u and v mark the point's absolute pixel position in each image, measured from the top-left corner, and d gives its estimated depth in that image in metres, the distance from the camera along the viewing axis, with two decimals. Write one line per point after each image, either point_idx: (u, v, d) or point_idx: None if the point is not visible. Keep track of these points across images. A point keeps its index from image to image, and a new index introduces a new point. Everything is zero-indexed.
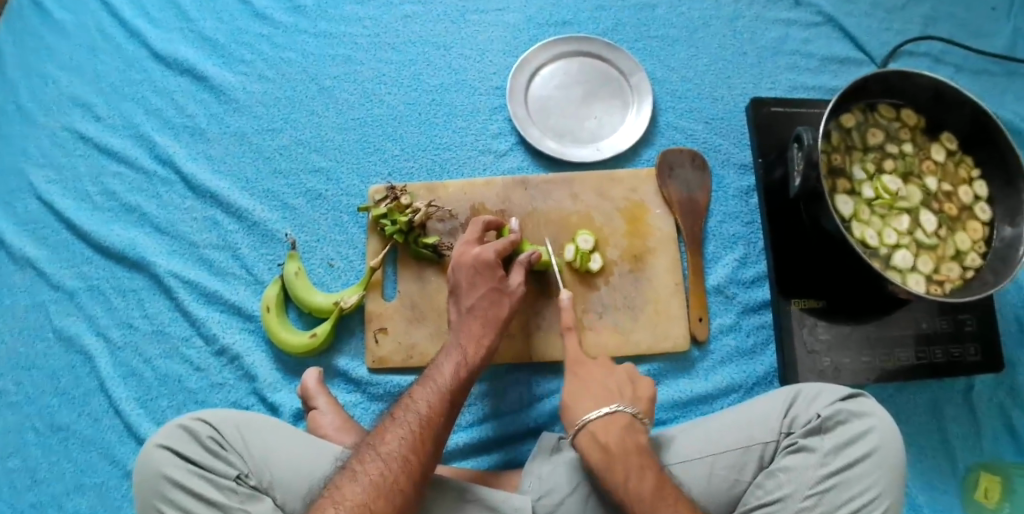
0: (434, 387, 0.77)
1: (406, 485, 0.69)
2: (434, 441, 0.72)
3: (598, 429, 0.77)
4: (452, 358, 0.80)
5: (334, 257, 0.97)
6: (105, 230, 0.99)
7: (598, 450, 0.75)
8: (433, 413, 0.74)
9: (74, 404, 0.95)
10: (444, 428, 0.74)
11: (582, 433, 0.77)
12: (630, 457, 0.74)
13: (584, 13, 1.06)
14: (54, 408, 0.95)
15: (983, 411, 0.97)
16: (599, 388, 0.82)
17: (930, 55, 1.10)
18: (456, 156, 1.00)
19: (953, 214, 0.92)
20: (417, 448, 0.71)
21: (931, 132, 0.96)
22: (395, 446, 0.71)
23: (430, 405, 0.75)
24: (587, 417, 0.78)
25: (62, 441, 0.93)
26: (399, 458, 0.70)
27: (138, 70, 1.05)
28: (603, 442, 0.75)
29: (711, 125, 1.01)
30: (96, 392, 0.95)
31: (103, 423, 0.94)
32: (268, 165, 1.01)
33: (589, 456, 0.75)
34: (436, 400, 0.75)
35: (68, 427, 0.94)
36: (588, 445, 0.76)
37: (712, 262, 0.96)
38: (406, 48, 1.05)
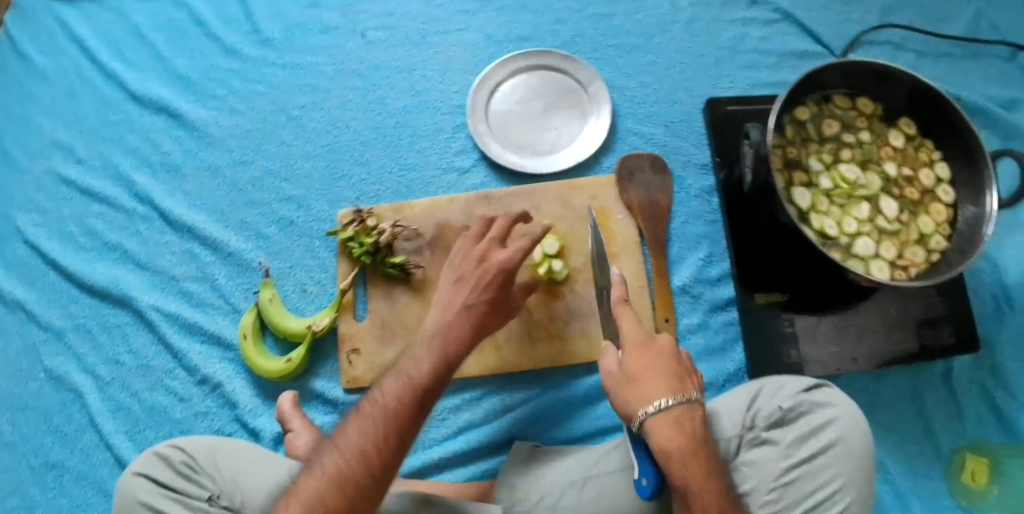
0: (401, 380, 0.72)
1: (366, 482, 0.67)
2: (396, 437, 0.69)
3: (677, 418, 0.73)
4: (429, 349, 0.74)
5: (308, 282, 1.00)
6: (90, 269, 1.02)
7: (677, 438, 0.72)
8: (396, 408, 0.70)
9: (67, 441, 0.98)
10: (408, 424, 0.70)
11: (661, 418, 0.73)
12: (702, 450, 0.72)
13: (543, 27, 1.07)
14: (48, 446, 0.98)
15: (964, 393, 0.97)
16: (652, 374, 0.76)
17: (891, 43, 1.09)
18: (422, 176, 1.02)
19: (914, 198, 0.92)
20: (378, 446, 0.68)
21: (889, 118, 0.96)
22: (356, 443, 0.69)
23: (393, 399, 0.70)
24: (661, 405, 0.73)
25: (57, 478, 0.97)
26: (356, 454, 0.68)
27: (116, 112, 1.08)
28: (683, 432, 0.73)
29: (671, 128, 1.02)
30: (87, 428, 0.98)
31: (95, 457, 0.97)
32: (242, 196, 1.04)
33: (667, 442, 0.72)
34: (401, 394, 0.71)
35: (62, 463, 0.97)
36: (665, 432, 0.72)
37: (677, 263, 0.98)
38: (370, 73, 1.07)
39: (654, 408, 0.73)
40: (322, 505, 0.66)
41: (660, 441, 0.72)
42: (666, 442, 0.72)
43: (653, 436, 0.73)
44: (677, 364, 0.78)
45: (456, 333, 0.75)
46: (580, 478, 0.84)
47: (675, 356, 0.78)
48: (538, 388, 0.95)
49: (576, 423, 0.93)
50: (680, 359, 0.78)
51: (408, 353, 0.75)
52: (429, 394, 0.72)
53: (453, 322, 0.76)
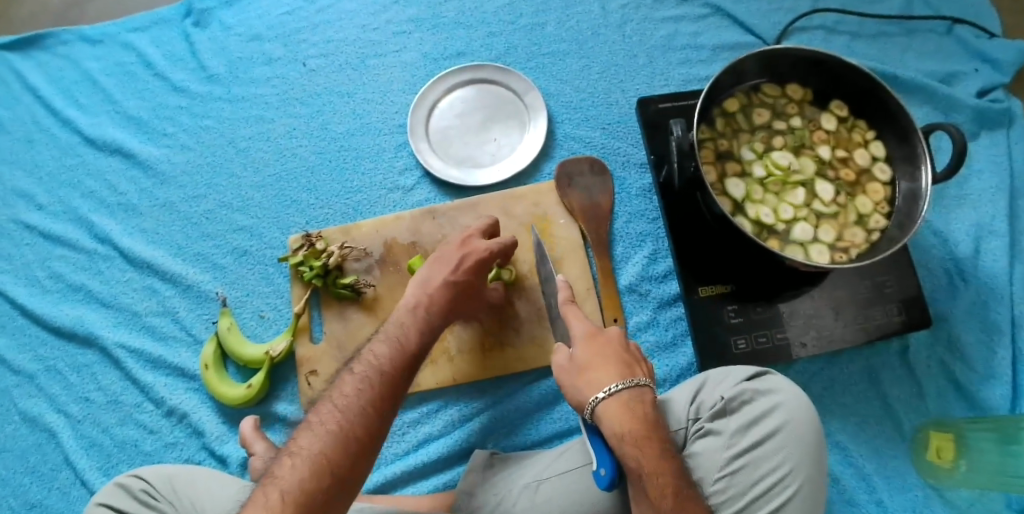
0: (374, 364, 0.73)
1: (365, 433, 0.67)
2: (373, 416, 0.69)
3: (630, 402, 0.71)
4: (413, 318, 0.80)
5: (264, 309, 1.02)
6: (57, 311, 1.06)
7: (629, 422, 0.70)
8: (372, 389, 0.70)
9: (44, 480, 1.01)
10: (385, 403, 0.70)
11: (612, 402, 0.71)
12: (656, 433, 0.70)
13: (476, 41, 1.10)
14: (27, 486, 1.01)
15: (923, 370, 0.95)
16: (602, 360, 0.75)
17: (824, 27, 1.11)
18: (368, 197, 1.04)
19: (850, 179, 0.92)
20: (375, 397, 0.70)
21: (819, 103, 0.96)
22: (353, 396, 0.69)
23: (367, 381, 0.71)
24: (611, 390, 0.72)
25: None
26: (334, 433, 0.66)
27: (72, 156, 1.12)
28: (636, 415, 0.70)
29: (608, 130, 1.05)
30: (62, 465, 1.01)
31: (72, 494, 1.00)
32: (196, 229, 1.07)
33: (619, 425, 0.69)
34: (374, 376, 0.72)
35: (41, 502, 1.00)
36: (617, 416, 0.70)
37: (623, 262, 0.99)
38: (313, 100, 1.10)
39: (604, 393, 0.72)
40: (321, 456, 0.65)
41: (613, 425, 0.70)
42: (618, 425, 0.70)
43: (605, 421, 0.71)
44: (627, 353, 0.77)
45: (436, 305, 0.82)
46: (534, 480, 0.83)
47: (624, 345, 0.77)
48: (492, 396, 0.95)
49: (534, 428, 0.94)
50: (628, 348, 0.77)
51: (373, 341, 0.77)
52: (401, 376, 0.73)
53: (434, 293, 0.83)
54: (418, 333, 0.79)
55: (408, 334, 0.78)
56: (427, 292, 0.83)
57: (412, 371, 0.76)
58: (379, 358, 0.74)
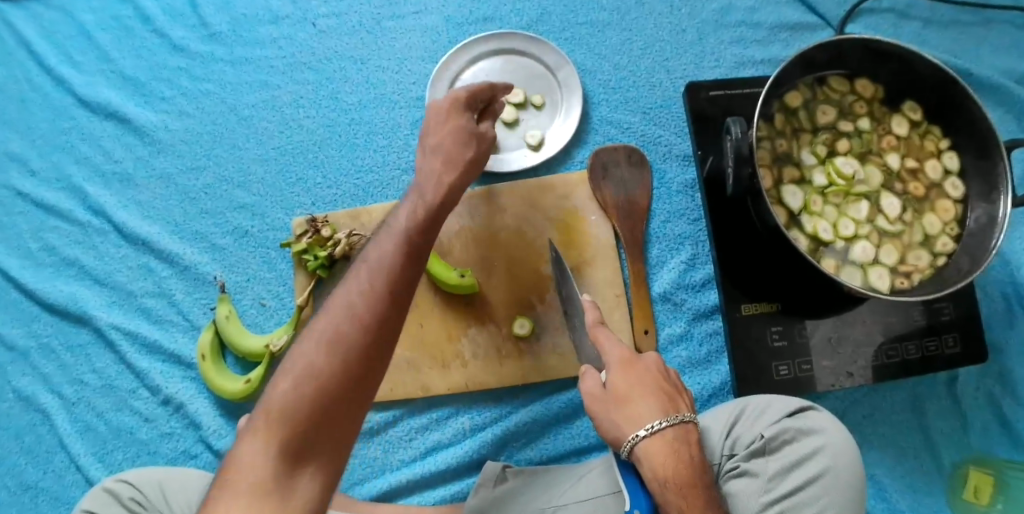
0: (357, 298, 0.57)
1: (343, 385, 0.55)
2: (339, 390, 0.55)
3: (673, 442, 0.66)
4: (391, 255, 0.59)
5: (266, 296, 0.95)
6: (49, 286, 0.98)
7: (673, 466, 0.65)
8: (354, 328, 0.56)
9: (40, 461, 0.95)
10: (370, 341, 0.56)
11: (655, 442, 0.65)
12: (699, 479, 0.65)
13: (506, 6, 0.98)
14: (22, 467, 0.95)
15: (969, 403, 0.89)
16: (640, 393, 0.68)
17: (894, 10, 0.97)
18: (380, 178, 0.95)
19: (918, 194, 0.83)
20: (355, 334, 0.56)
21: (892, 103, 0.86)
22: (327, 333, 0.56)
23: (327, 342, 0.56)
24: (653, 428, 0.65)
25: (34, 497, 0.94)
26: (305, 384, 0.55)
27: (66, 119, 1.03)
28: (679, 458, 0.65)
29: (649, 116, 0.94)
30: (58, 448, 0.95)
31: (67, 479, 0.94)
32: (194, 205, 0.99)
33: (663, 470, 0.64)
34: (336, 333, 0.56)
35: (38, 483, 0.94)
36: (659, 459, 0.65)
37: (658, 267, 0.90)
38: (322, 66, 0.99)
39: (645, 431, 0.65)
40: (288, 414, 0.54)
41: (654, 469, 0.64)
42: (660, 471, 0.64)
43: (644, 464, 0.65)
44: (663, 380, 0.70)
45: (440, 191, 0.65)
46: (549, 505, 0.78)
47: (659, 374, 0.70)
48: (508, 405, 0.89)
49: (550, 441, 0.87)
50: (663, 375, 0.71)
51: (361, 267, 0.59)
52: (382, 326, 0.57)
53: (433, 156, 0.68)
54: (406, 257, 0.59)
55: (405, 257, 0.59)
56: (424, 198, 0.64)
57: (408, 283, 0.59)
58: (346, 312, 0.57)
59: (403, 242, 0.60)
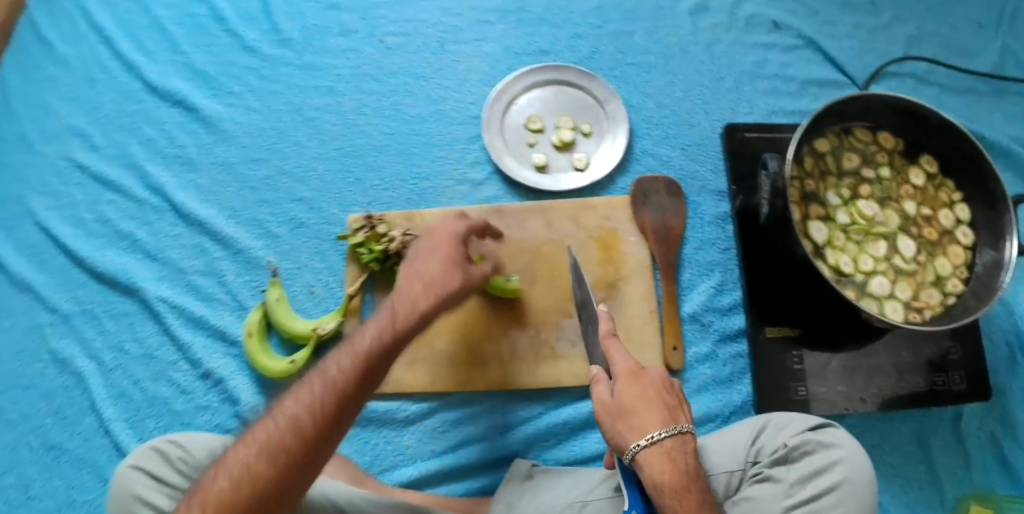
0: (332, 371, 0.66)
1: (285, 458, 0.61)
2: (296, 454, 0.61)
3: (674, 452, 0.69)
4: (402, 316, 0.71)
5: (315, 284, 1.00)
6: (99, 255, 1.04)
7: (672, 473, 0.68)
8: (321, 398, 0.64)
9: (66, 423, 0.98)
10: (323, 425, 0.63)
11: (657, 451, 0.69)
12: (694, 491, 0.68)
13: (561, 42, 1.07)
14: (47, 427, 0.98)
15: (972, 440, 0.94)
16: (639, 404, 0.71)
17: (914, 76, 1.06)
18: (435, 186, 1.02)
19: (931, 238, 0.91)
20: (318, 410, 0.63)
21: (909, 156, 0.94)
22: (292, 409, 0.63)
23: (257, 458, 0.61)
24: (654, 437, 0.69)
25: (55, 459, 0.97)
26: (262, 452, 0.61)
27: (133, 102, 1.11)
28: (679, 468, 0.69)
29: (688, 151, 1.02)
30: (88, 411, 0.99)
31: (93, 442, 0.98)
32: (253, 195, 1.05)
33: (663, 475, 0.68)
34: (266, 447, 0.61)
35: (61, 445, 0.98)
36: (660, 466, 0.68)
37: (689, 289, 0.97)
38: (388, 79, 1.08)
39: (646, 441, 0.69)
40: (237, 482, 0.60)
41: (655, 475, 0.68)
42: (658, 478, 0.67)
43: (645, 470, 0.68)
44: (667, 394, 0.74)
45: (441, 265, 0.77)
46: (578, 500, 0.81)
47: (659, 388, 0.74)
48: (542, 406, 0.94)
49: (579, 444, 0.92)
50: (668, 388, 0.74)
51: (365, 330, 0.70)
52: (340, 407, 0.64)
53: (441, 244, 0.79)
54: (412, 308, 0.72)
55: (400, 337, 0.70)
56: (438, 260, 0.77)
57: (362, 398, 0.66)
58: (312, 393, 0.64)
59: (380, 337, 0.68)
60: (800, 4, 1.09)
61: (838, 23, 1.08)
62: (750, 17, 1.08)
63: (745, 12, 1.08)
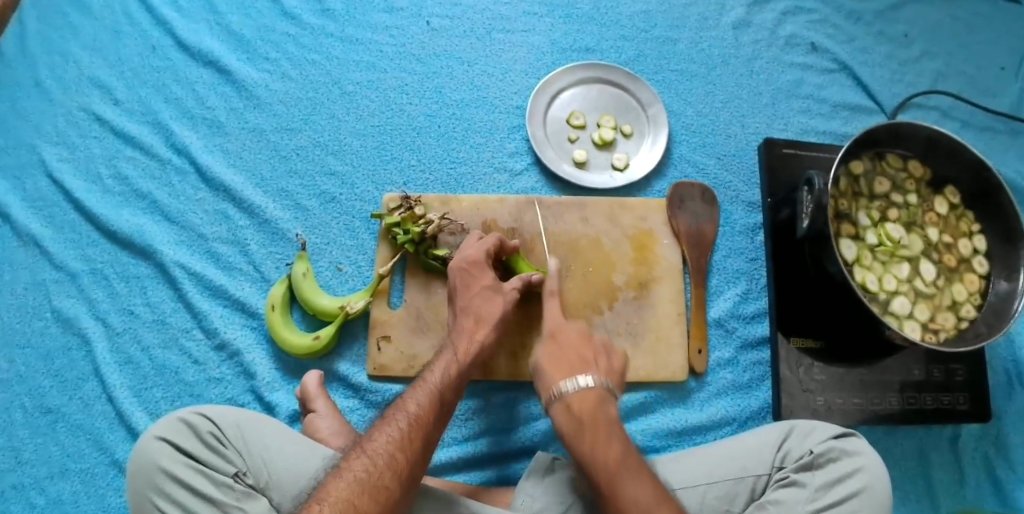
0: (406, 411, 0.76)
1: (390, 482, 0.71)
2: (396, 481, 0.71)
3: (598, 395, 0.78)
4: (452, 364, 0.82)
5: (343, 261, 0.98)
6: (115, 214, 0.99)
7: (591, 410, 0.77)
8: (405, 434, 0.74)
9: (66, 387, 0.92)
10: (415, 455, 0.73)
11: (583, 394, 0.78)
12: (605, 423, 0.76)
13: (607, 41, 1.10)
14: (45, 389, 0.92)
15: (967, 460, 0.97)
16: (572, 366, 0.81)
17: (938, 109, 1.10)
18: (472, 172, 1.02)
19: (950, 264, 0.94)
20: (405, 446, 0.73)
21: (935, 185, 0.98)
22: (382, 445, 0.73)
23: (360, 494, 0.69)
24: (582, 382, 0.79)
25: (51, 423, 0.91)
26: (363, 480, 0.70)
27: (161, 58, 1.07)
28: (599, 405, 0.78)
29: (722, 161, 1.04)
30: (90, 377, 0.93)
31: (94, 409, 0.91)
32: (284, 164, 1.02)
33: (584, 412, 0.77)
34: (369, 482, 0.70)
35: (59, 409, 0.91)
36: (583, 405, 0.78)
37: (715, 295, 0.99)
38: (430, 60, 1.07)
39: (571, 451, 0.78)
40: (350, 505, 0.68)
41: (577, 414, 0.77)
42: (576, 415, 0.77)
43: (569, 410, 0.78)
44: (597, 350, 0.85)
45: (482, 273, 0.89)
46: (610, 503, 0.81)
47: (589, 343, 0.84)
48: None
49: None
50: (596, 342, 0.85)
51: (412, 389, 0.80)
52: (423, 438, 0.75)
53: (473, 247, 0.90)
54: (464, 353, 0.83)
55: (451, 387, 0.80)
56: (478, 265, 0.89)
57: (437, 435, 0.77)
58: (395, 432, 0.74)
59: (433, 390, 0.79)
60: (837, 30, 1.13)
61: (872, 51, 1.12)
62: (789, 37, 1.11)
63: (786, 31, 1.12)
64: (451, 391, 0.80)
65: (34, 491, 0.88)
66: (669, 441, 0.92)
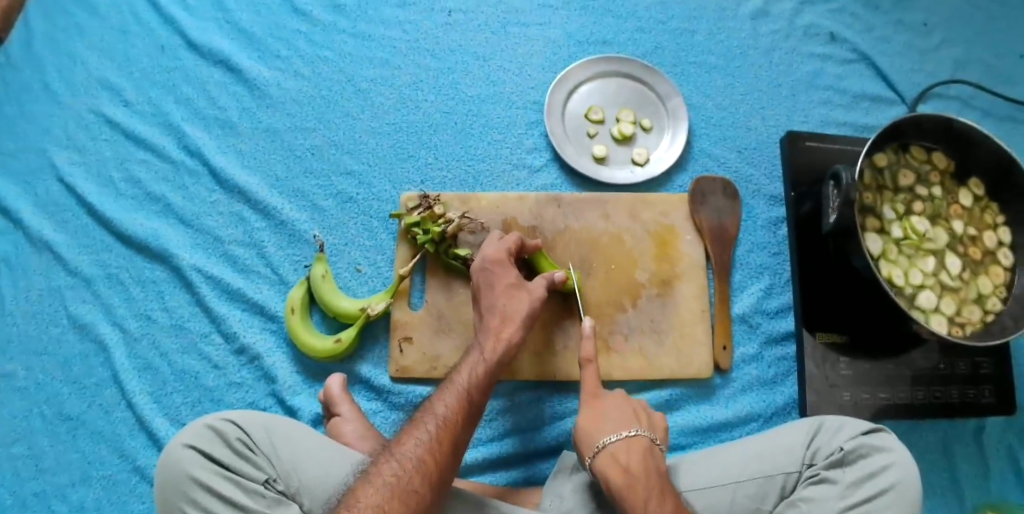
0: (434, 415, 0.75)
1: (420, 486, 0.70)
2: (426, 485, 0.70)
3: (644, 448, 0.76)
4: (480, 366, 0.80)
5: (362, 262, 0.96)
6: (129, 218, 0.97)
7: (642, 464, 0.75)
8: (434, 439, 0.73)
9: (85, 394, 0.91)
10: (445, 460, 0.72)
11: (630, 448, 0.75)
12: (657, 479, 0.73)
13: (624, 34, 1.08)
14: (63, 397, 0.91)
15: (992, 452, 0.96)
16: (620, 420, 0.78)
17: (959, 99, 1.09)
18: (491, 169, 1.00)
19: (976, 257, 0.93)
20: (434, 449, 0.72)
21: (959, 177, 0.97)
22: (412, 448, 0.72)
23: (390, 498, 0.68)
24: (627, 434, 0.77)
25: (70, 431, 0.90)
26: (392, 485, 0.69)
27: (171, 58, 1.05)
28: (648, 460, 0.75)
29: (743, 155, 1.03)
30: (108, 383, 0.92)
31: (114, 415, 0.90)
32: (300, 164, 1.01)
33: (634, 465, 0.74)
34: (399, 486, 0.69)
35: (79, 416, 0.90)
36: (632, 459, 0.75)
37: (738, 291, 0.98)
38: (445, 56, 1.06)
39: (621, 437, 0.76)
40: (379, 510, 0.67)
41: (601, 430, 0.78)
42: (626, 465, 0.74)
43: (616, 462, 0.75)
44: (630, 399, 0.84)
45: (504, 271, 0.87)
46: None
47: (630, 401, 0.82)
48: None
49: None
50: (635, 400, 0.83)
51: (440, 392, 0.78)
52: (454, 444, 0.74)
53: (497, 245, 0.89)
54: (494, 357, 0.81)
55: (479, 388, 0.79)
56: (500, 263, 0.87)
57: (466, 439, 0.76)
58: (423, 437, 0.73)
59: (462, 393, 0.78)
60: (856, 19, 1.12)
61: (891, 40, 1.11)
62: (808, 27, 1.10)
63: (804, 21, 1.10)
64: (481, 395, 0.79)
65: (56, 499, 0.87)
66: (696, 437, 0.91)
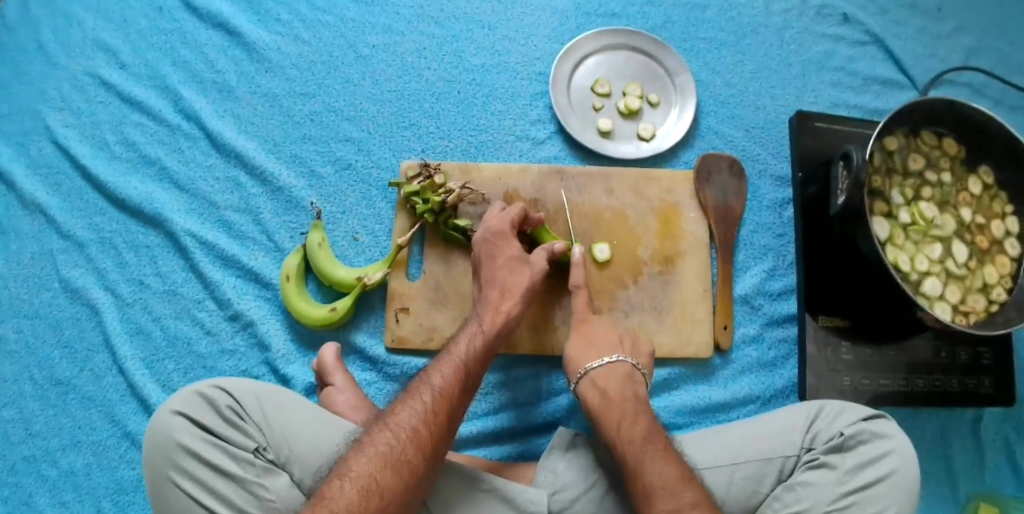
0: (430, 386, 0.73)
1: (414, 457, 0.68)
2: (421, 458, 0.69)
3: (624, 371, 0.80)
4: (479, 336, 0.78)
5: (360, 231, 0.94)
6: (123, 181, 0.95)
7: (619, 388, 0.79)
8: (429, 411, 0.71)
9: (76, 358, 0.89)
10: (441, 433, 0.70)
11: (608, 372, 0.80)
12: (630, 401, 0.78)
13: (633, 7, 1.05)
14: (54, 361, 0.89)
15: (988, 442, 0.95)
16: (618, 390, 0.78)
17: (970, 86, 1.07)
18: (493, 139, 0.98)
19: (983, 246, 0.92)
20: (429, 420, 0.70)
21: (969, 164, 0.95)
22: (406, 418, 0.71)
23: (383, 468, 0.67)
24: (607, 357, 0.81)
25: (60, 396, 0.88)
26: (385, 456, 0.68)
27: (168, 20, 1.02)
28: (626, 384, 0.79)
29: (751, 134, 1.01)
30: (100, 348, 0.90)
31: (105, 381, 0.88)
32: (298, 130, 0.98)
33: (610, 389, 0.79)
34: (392, 457, 0.68)
35: (68, 381, 0.88)
36: (609, 383, 0.79)
37: (741, 272, 0.96)
38: (450, 23, 1.03)
39: (602, 361, 0.80)
40: (371, 479, 0.66)
41: (602, 388, 0.79)
42: (601, 390, 0.79)
43: (594, 386, 0.79)
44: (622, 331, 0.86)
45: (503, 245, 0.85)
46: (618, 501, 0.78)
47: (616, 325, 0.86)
48: None
49: None
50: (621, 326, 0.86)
51: (437, 362, 0.76)
52: (449, 416, 0.72)
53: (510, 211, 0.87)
54: (491, 332, 0.79)
55: (476, 360, 0.76)
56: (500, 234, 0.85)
57: (462, 411, 0.74)
58: (419, 408, 0.71)
59: (459, 365, 0.75)
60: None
61: (905, 24, 1.09)
62: (820, 7, 1.08)
63: (817, 1, 1.08)
64: (479, 366, 0.77)
65: (45, 464, 0.85)
66: (693, 418, 0.90)
